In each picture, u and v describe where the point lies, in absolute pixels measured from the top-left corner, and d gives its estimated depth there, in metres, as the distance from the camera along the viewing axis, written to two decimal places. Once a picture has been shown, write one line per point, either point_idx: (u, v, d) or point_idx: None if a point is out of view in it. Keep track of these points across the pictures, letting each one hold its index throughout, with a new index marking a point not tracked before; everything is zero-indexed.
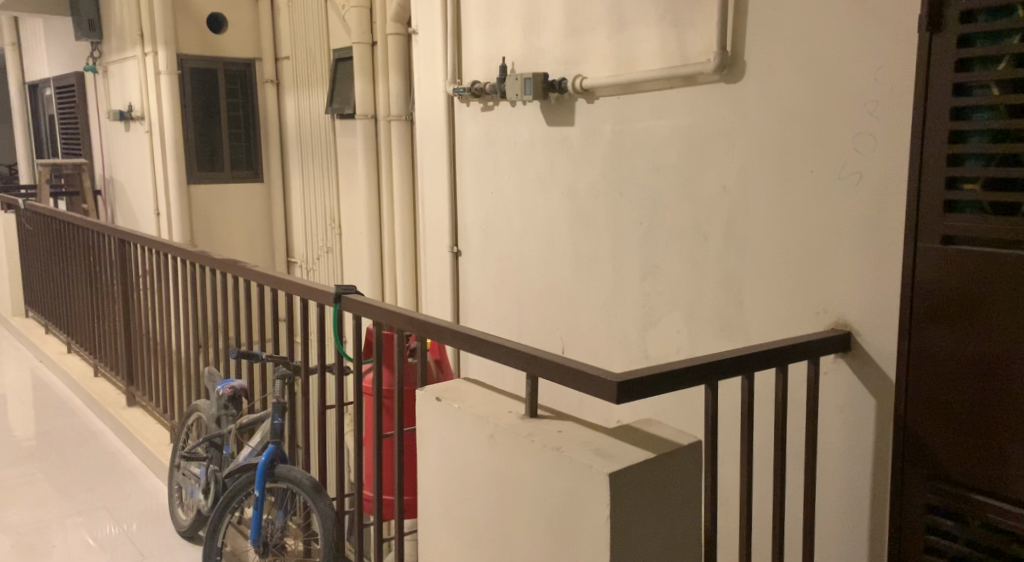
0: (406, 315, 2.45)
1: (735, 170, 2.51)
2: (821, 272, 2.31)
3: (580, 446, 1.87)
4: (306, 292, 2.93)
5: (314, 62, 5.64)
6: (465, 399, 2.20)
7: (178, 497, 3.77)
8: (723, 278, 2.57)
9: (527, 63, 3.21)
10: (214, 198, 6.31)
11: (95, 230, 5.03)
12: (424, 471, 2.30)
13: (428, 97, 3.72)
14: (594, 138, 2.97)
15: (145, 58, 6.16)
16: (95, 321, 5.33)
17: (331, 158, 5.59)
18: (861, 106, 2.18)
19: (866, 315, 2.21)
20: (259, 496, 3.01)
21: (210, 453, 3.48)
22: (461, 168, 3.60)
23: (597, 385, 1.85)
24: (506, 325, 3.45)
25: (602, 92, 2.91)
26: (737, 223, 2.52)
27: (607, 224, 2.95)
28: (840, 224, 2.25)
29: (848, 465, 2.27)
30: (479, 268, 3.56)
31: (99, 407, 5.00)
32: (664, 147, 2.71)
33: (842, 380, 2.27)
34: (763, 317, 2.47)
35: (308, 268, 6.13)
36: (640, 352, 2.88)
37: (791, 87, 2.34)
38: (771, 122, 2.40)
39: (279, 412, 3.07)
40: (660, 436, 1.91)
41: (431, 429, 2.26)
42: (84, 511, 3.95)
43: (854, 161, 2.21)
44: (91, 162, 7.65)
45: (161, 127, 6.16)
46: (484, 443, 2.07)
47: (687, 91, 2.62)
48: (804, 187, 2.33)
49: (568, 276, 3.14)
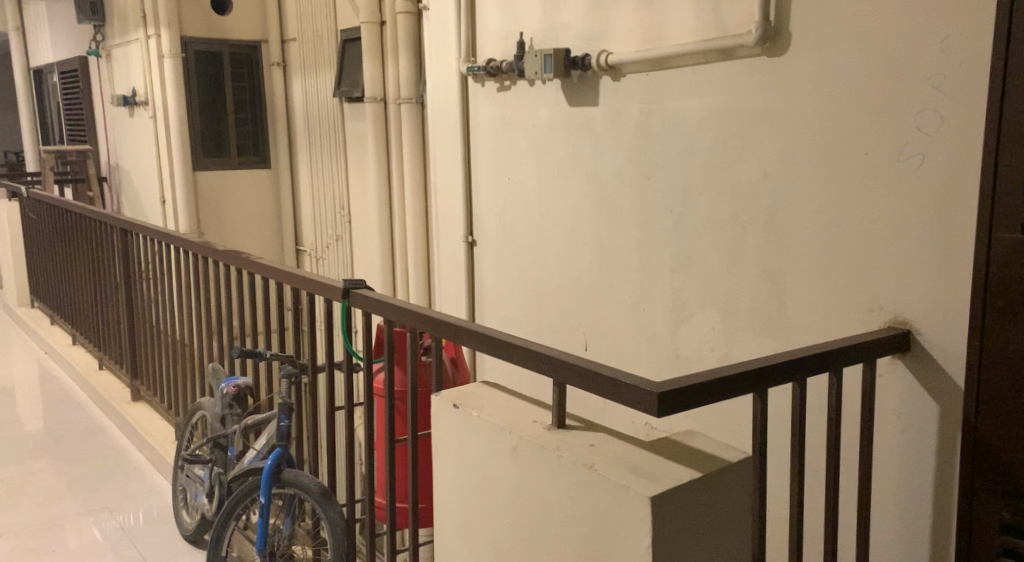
0: (420, 313, 2.25)
1: (777, 154, 2.30)
2: (874, 265, 2.10)
3: (614, 463, 1.67)
4: (312, 286, 2.73)
5: (322, 43, 5.42)
6: (485, 406, 2.00)
7: (183, 500, 3.57)
8: (763, 272, 2.37)
9: (547, 39, 2.99)
10: (221, 185, 6.13)
11: (98, 218, 4.85)
12: (439, 484, 2.11)
13: (440, 76, 3.50)
14: (619, 120, 2.76)
15: (148, 40, 5.96)
16: (99, 313, 5.16)
17: (339, 143, 5.39)
18: (923, 80, 1.97)
19: (928, 313, 2.00)
20: (264, 504, 2.81)
21: (213, 454, 3.27)
22: (476, 154, 3.40)
23: (635, 396, 1.65)
24: (525, 319, 3.25)
25: (629, 69, 2.69)
26: (780, 211, 2.31)
27: (634, 212, 2.74)
28: (898, 213, 2.04)
29: (906, 478, 2.07)
30: (495, 259, 3.36)
31: (104, 402, 4.84)
32: (697, 128, 2.50)
33: (899, 384, 2.06)
34: (808, 314, 2.26)
35: (317, 257, 5.94)
36: (670, 350, 2.68)
37: (842, 60, 2.12)
38: (819, 101, 2.18)
39: (285, 413, 2.86)
40: (703, 450, 1.71)
41: (448, 439, 2.06)
42: (87, 511, 3.78)
43: (914, 143, 2.00)
44: (96, 149, 7.47)
45: (164, 112, 5.97)
46: (506, 457, 1.88)
47: (723, 66, 2.41)
48: (854, 172, 2.12)
49: (591, 268, 2.94)
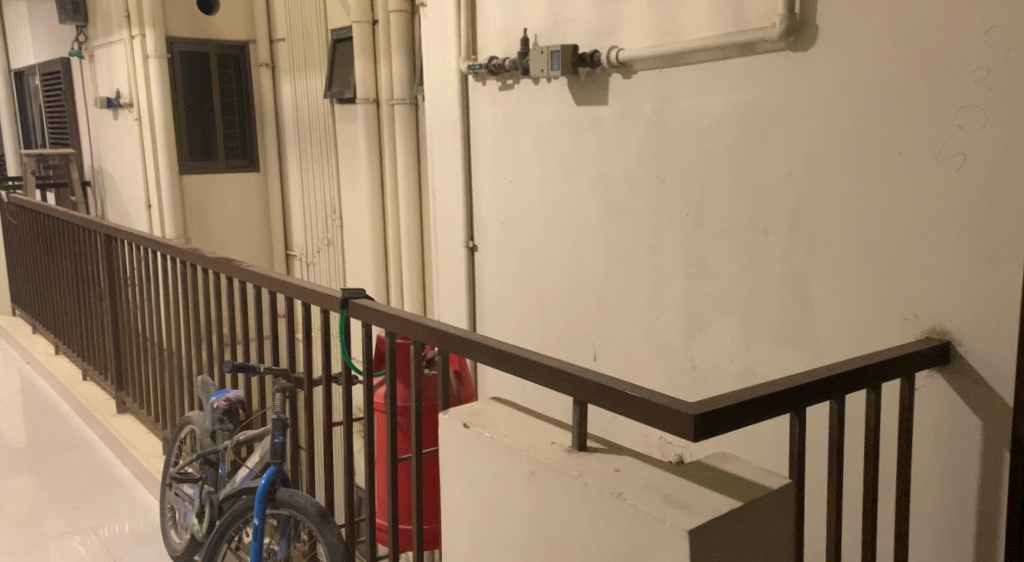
0: (424, 324, 2.10)
1: (802, 153, 2.19)
2: (910, 271, 2.01)
3: (644, 491, 1.54)
4: (308, 296, 2.57)
5: (311, 44, 5.27)
6: (497, 427, 1.87)
7: (171, 519, 3.37)
8: (787, 279, 2.26)
9: (551, 36, 2.87)
10: (208, 189, 5.96)
11: (81, 224, 4.68)
12: (447, 509, 1.97)
13: (438, 75, 3.36)
14: (630, 118, 2.63)
15: (131, 41, 5.79)
16: (82, 322, 4.98)
17: (330, 146, 5.24)
18: (966, 75, 1.88)
19: (969, 323, 1.92)
20: (258, 525, 2.64)
21: (203, 472, 3.10)
22: (476, 157, 3.26)
23: (669, 419, 1.52)
24: (529, 328, 3.13)
25: (640, 65, 2.57)
26: (805, 214, 2.20)
27: (646, 216, 2.62)
28: (939, 216, 1.95)
29: (947, 495, 2.00)
30: (497, 265, 3.23)
31: (88, 414, 4.67)
32: (715, 127, 2.39)
33: (937, 398, 1.98)
34: (837, 323, 2.17)
35: (307, 262, 5.78)
36: (684, 360, 2.56)
37: (874, 55, 2.02)
38: (848, 99, 2.08)
39: (280, 429, 2.69)
40: (739, 476, 1.58)
41: (456, 461, 1.92)
42: (71, 528, 3.62)
43: (955, 141, 1.91)
44: (79, 152, 7.29)
45: (149, 115, 5.81)
46: (522, 483, 1.74)
47: (743, 61, 2.30)
48: (888, 173, 2.02)
49: (600, 274, 2.81)
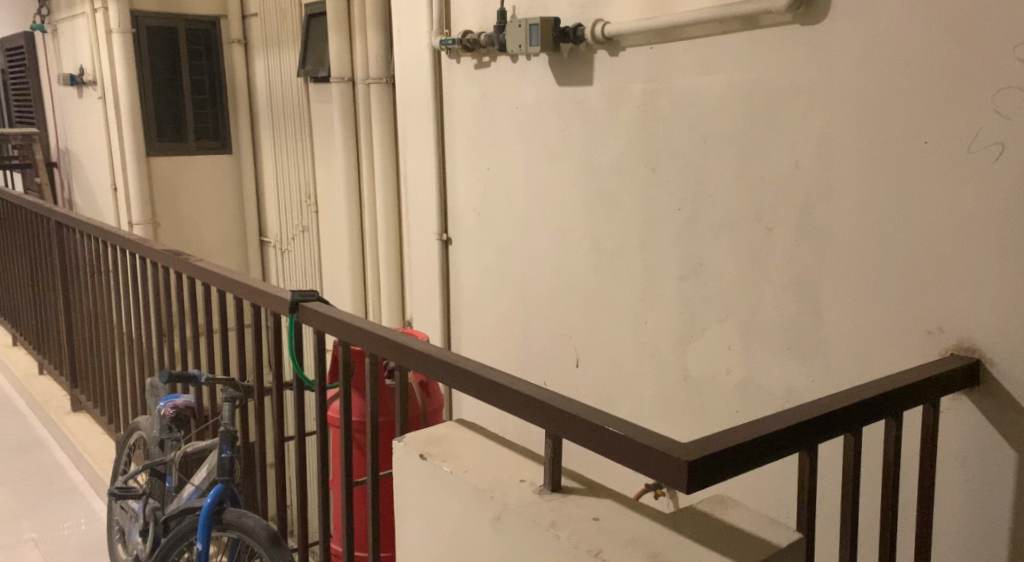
0: (379, 336, 1.84)
1: (812, 141, 1.95)
2: (935, 277, 1.77)
3: (629, 548, 1.29)
4: (258, 297, 2.31)
5: (285, 19, 4.97)
6: (459, 458, 1.61)
7: (117, 533, 3.08)
8: (793, 283, 2.03)
9: (531, 7, 2.58)
10: (176, 172, 5.66)
11: (33, 209, 4.37)
12: (403, 547, 1.72)
13: (411, 49, 3.07)
14: (619, 101, 2.37)
15: (95, 14, 5.49)
16: (37, 312, 4.69)
17: (305, 126, 4.95)
18: (1006, 53, 1.62)
19: (1003, 338, 1.67)
20: (202, 550, 2.37)
21: (149, 485, 2.82)
22: (451, 141, 2.99)
23: (661, 465, 1.26)
24: (509, 329, 2.87)
25: (629, 41, 2.32)
26: (816, 210, 1.96)
27: (636, 209, 2.36)
28: (969, 214, 1.70)
29: (974, 528, 1.77)
30: (473, 259, 2.97)
31: (42, 411, 4.39)
32: (715, 110, 2.13)
33: (965, 423, 1.74)
34: (850, 334, 1.93)
35: (282, 250, 5.49)
36: (678, 370, 2.32)
37: (899, 28, 1.77)
38: (866, 79, 1.83)
39: (227, 443, 2.42)
40: (740, 528, 1.33)
41: (414, 495, 1.66)
42: (24, 529, 3.39)
43: (992, 128, 1.66)
44: (44, 132, 6.97)
45: (114, 93, 5.51)
46: (487, 527, 1.48)
47: (745, 37, 2.05)
48: (912, 164, 1.78)
49: (585, 272, 2.56)
